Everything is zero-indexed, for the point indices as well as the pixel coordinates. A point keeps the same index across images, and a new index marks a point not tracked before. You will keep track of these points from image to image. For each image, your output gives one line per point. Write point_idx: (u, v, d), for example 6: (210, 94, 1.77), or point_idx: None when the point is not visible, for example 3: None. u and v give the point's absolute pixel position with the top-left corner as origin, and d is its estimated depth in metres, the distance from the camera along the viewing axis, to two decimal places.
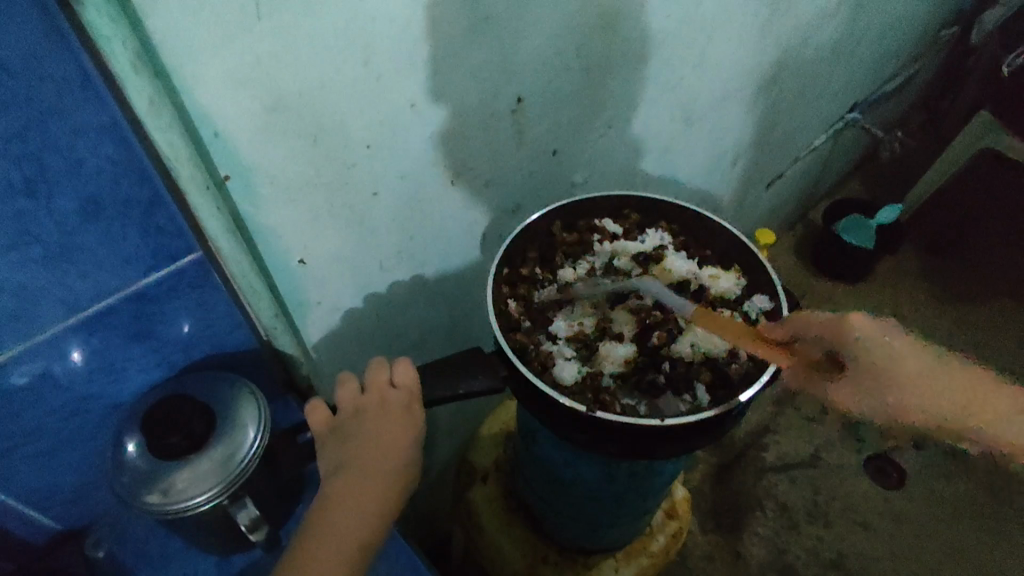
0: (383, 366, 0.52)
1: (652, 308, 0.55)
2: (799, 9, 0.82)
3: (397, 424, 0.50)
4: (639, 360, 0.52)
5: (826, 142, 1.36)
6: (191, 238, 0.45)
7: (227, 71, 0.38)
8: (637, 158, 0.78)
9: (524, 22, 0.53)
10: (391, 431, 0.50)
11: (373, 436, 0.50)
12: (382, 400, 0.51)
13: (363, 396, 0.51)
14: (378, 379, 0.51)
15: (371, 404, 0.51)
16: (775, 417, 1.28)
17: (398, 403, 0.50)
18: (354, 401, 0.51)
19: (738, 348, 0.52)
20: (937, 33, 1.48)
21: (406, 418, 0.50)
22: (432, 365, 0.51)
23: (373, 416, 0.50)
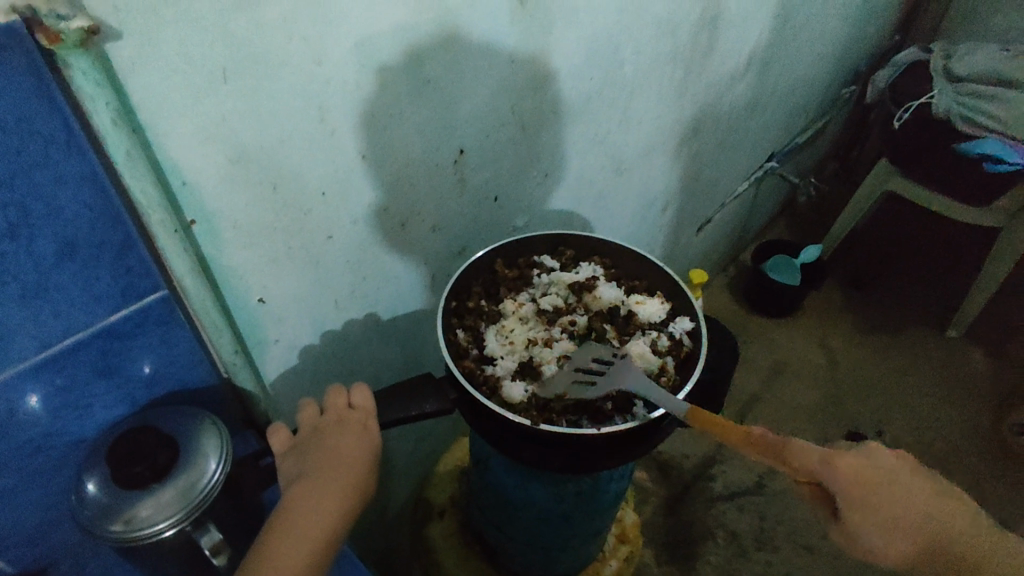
0: (341, 391, 0.54)
1: (586, 332, 0.59)
2: (702, 85, 1.03)
3: (355, 442, 0.51)
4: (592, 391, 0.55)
5: (749, 189, 1.58)
6: (157, 277, 0.47)
7: (194, 126, 0.42)
8: (573, 207, 0.92)
9: (460, 88, 0.60)
10: (351, 451, 0.50)
11: (332, 453, 0.50)
12: (340, 419, 0.52)
13: (322, 418, 0.53)
14: (336, 401, 0.53)
15: (329, 423, 0.52)
16: (720, 447, 1.41)
17: (355, 422, 0.52)
18: (313, 422, 0.53)
19: (667, 365, 0.56)
20: (840, 91, 1.69)
21: (364, 437, 0.51)
22: (387, 389, 0.54)
23: (332, 434, 0.51)
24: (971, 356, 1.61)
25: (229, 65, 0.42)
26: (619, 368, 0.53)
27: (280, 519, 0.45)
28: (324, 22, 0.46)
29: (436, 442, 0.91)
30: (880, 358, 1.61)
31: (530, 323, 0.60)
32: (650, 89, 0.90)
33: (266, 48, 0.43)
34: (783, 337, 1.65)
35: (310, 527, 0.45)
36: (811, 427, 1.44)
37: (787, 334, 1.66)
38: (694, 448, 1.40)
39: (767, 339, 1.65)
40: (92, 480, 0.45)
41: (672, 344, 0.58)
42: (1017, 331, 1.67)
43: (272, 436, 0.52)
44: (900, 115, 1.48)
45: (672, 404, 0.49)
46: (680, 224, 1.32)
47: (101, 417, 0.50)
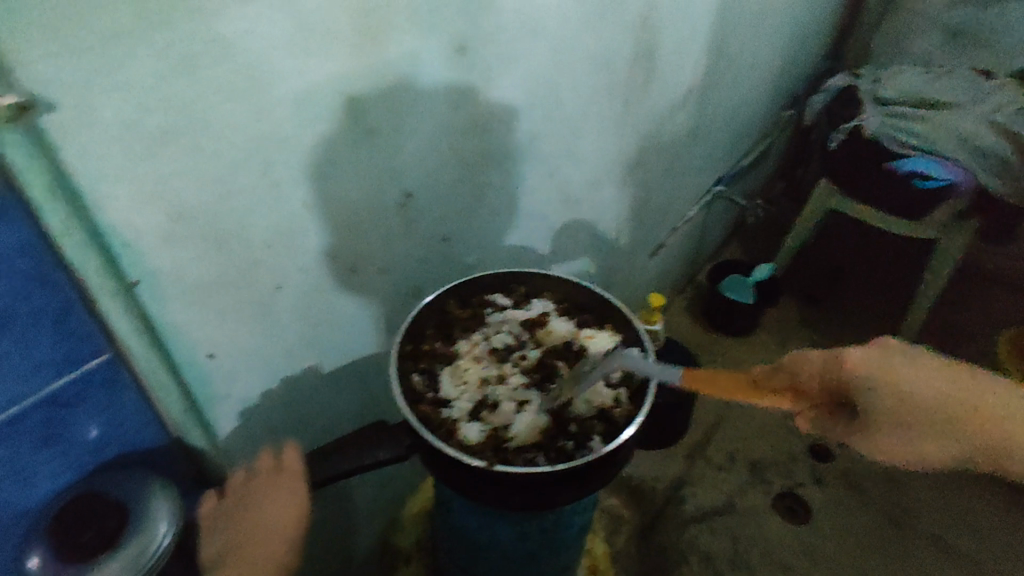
0: (268, 454, 0.56)
1: (541, 366, 0.60)
2: (644, 114, 1.07)
3: (283, 503, 0.53)
4: (549, 427, 0.55)
5: (699, 212, 1.63)
6: (100, 339, 0.46)
7: (132, 189, 0.43)
8: (525, 239, 0.93)
9: (402, 134, 0.62)
10: (279, 512, 0.52)
11: (258, 518, 0.52)
12: (271, 478, 0.54)
13: (253, 478, 0.55)
14: (265, 464, 0.55)
15: (260, 483, 0.54)
16: (689, 469, 1.42)
17: (287, 479, 0.54)
18: (242, 485, 0.55)
19: (620, 396, 0.57)
20: (777, 116, 1.78)
21: (296, 495, 0.53)
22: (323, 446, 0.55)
23: (261, 496, 0.53)
24: None
25: (166, 127, 0.43)
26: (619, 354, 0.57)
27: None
28: (261, 81, 0.47)
29: (402, 484, 0.90)
30: None
31: (485, 361, 0.60)
32: (592, 122, 0.93)
33: (202, 108, 0.44)
34: (742, 354, 1.69)
35: None
36: (774, 445, 1.49)
37: (746, 352, 1.70)
38: (663, 472, 1.42)
39: (728, 358, 1.68)
40: (34, 555, 0.44)
41: (625, 374, 0.59)
42: (963, 333, 1.73)
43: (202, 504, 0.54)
44: (836, 136, 1.57)
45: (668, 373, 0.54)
46: (634, 249, 1.36)
47: (46, 486, 0.48)
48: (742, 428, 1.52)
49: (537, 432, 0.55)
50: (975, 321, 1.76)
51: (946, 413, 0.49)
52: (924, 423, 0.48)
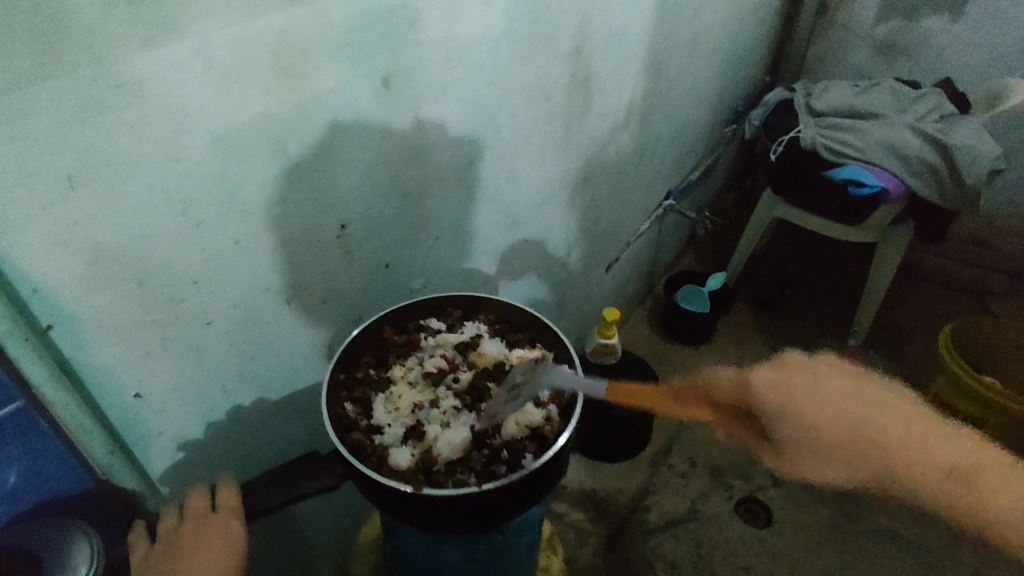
0: (203, 494, 0.53)
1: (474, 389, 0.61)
2: (588, 134, 1.10)
3: (211, 551, 0.49)
4: (481, 449, 0.56)
5: (652, 225, 1.67)
6: (11, 389, 0.47)
7: (42, 234, 0.43)
8: (472, 262, 0.95)
9: (334, 166, 0.63)
10: (207, 561, 0.49)
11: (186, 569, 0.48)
12: (199, 521, 0.51)
13: (182, 524, 0.52)
14: (196, 504, 0.52)
15: (188, 529, 0.51)
16: (652, 479, 1.44)
17: (218, 523, 0.51)
18: (170, 531, 0.52)
19: (550, 414, 0.59)
20: (722, 130, 1.84)
21: (225, 538, 0.50)
22: (258, 484, 0.55)
23: (188, 542, 0.50)
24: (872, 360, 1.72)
25: (76, 173, 0.43)
26: (542, 369, 0.59)
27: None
28: (177, 123, 0.48)
29: (357, 513, 0.90)
30: None
31: (419, 385, 0.61)
32: (533, 146, 0.96)
33: (114, 152, 0.45)
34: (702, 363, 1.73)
35: None
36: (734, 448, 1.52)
37: (705, 360, 1.74)
38: (627, 483, 1.43)
39: (687, 366, 1.72)
40: None
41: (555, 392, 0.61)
42: (908, 332, 1.80)
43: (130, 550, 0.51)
44: (776, 148, 1.63)
45: (592, 385, 0.57)
46: (588, 264, 1.38)
47: None
48: (703, 434, 1.55)
49: (468, 453, 0.56)
50: (920, 320, 1.82)
51: (832, 421, 0.53)
52: (820, 439, 0.52)
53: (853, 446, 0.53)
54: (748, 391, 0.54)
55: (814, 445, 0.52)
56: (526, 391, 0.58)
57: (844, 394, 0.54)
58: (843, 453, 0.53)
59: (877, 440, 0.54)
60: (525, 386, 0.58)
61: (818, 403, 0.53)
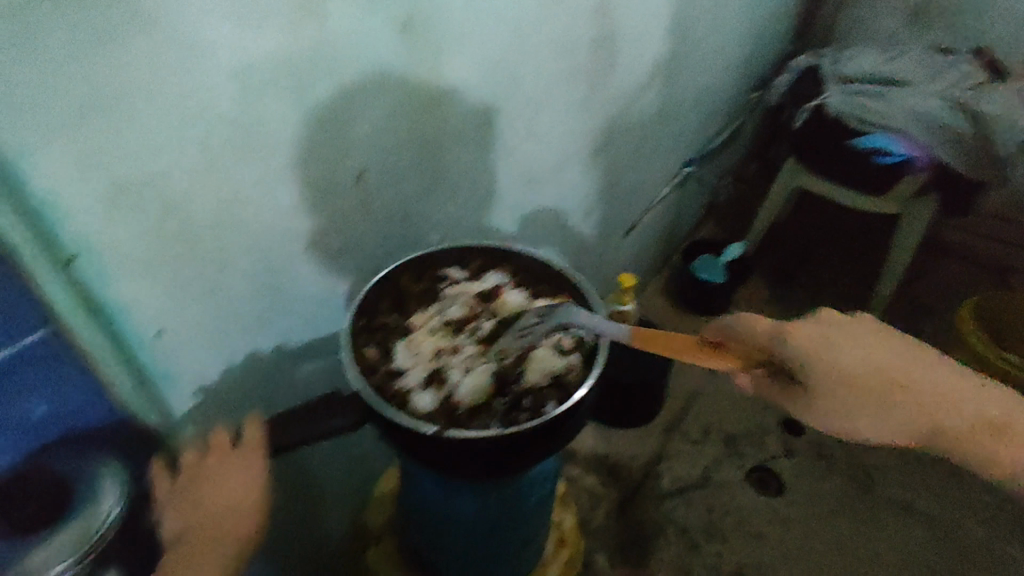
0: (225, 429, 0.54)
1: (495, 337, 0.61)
2: (611, 91, 1.08)
3: (235, 482, 0.52)
4: (503, 396, 0.56)
5: (671, 193, 1.65)
6: (35, 313, 0.47)
7: (66, 161, 0.42)
8: (491, 219, 0.94)
9: (353, 108, 0.61)
10: (228, 492, 0.51)
11: (210, 498, 0.52)
12: (221, 458, 0.53)
13: (206, 459, 0.53)
14: (220, 443, 0.53)
15: (210, 465, 0.52)
16: (664, 445, 1.44)
17: (240, 461, 0.52)
18: (194, 463, 0.53)
19: (572, 363, 0.58)
20: (745, 97, 1.80)
21: (248, 475, 0.52)
22: (282, 419, 0.55)
23: (214, 479, 0.52)
24: None
25: (95, 100, 0.42)
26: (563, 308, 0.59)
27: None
28: (199, 53, 0.46)
29: (372, 465, 0.90)
30: None
31: (439, 332, 0.61)
32: (555, 100, 0.93)
33: (133, 80, 0.44)
34: None
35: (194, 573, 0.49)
36: (747, 418, 1.51)
37: None
38: (640, 449, 1.44)
39: None
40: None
41: (577, 342, 0.60)
42: (927, 307, 1.77)
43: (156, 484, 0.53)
44: (801, 114, 1.58)
45: (612, 328, 0.57)
46: (605, 229, 1.37)
47: None
48: (716, 403, 1.54)
49: (490, 401, 0.56)
50: (941, 294, 1.79)
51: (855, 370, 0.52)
52: (847, 386, 0.51)
53: (881, 398, 0.52)
54: (778, 340, 0.53)
55: (841, 392, 0.51)
56: (543, 328, 0.59)
57: (871, 346, 0.54)
58: (871, 400, 0.52)
59: (905, 393, 0.53)
60: (545, 322, 0.59)
61: (844, 354, 0.52)
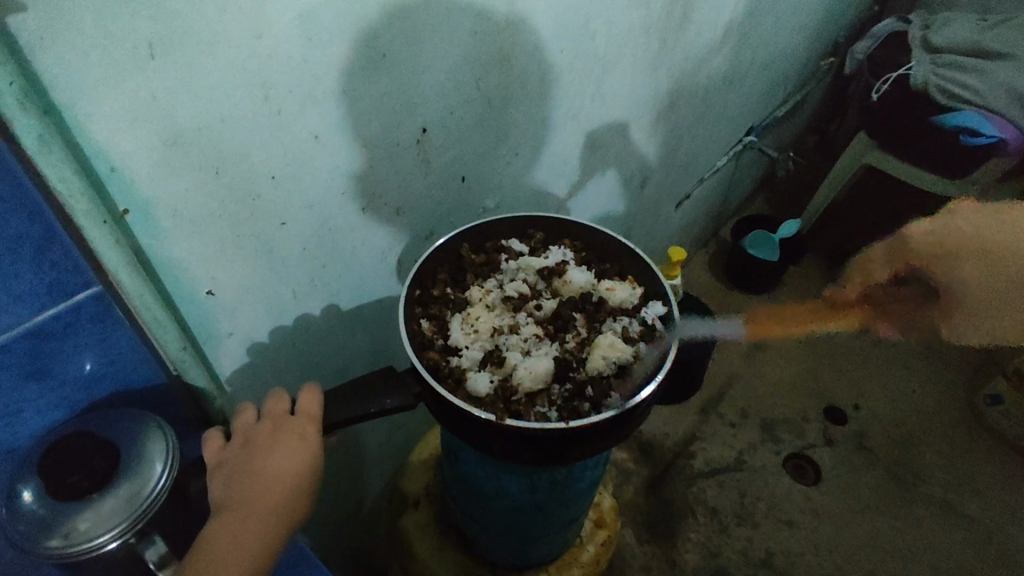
0: (282, 397, 0.50)
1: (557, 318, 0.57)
2: (683, 50, 1.00)
3: (291, 451, 0.46)
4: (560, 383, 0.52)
5: (728, 163, 1.56)
6: (89, 273, 0.43)
7: (122, 107, 0.38)
8: (548, 185, 0.89)
9: (418, 58, 0.56)
10: (283, 463, 0.46)
11: (262, 469, 0.45)
12: (275, 426, 0.48)
13: (258, 425, 0.49)
14: (275, 407, 0.49)
15: (262, 431, 0.48)
16: (699, 425, 1.41)
17: (296, 429, 0.47)
18: (248, 428, 0.49)
19: (639, 351, 0.54)
20: (818, 63, 1.68)
21: (304, 446, 0.47)
22: (336, 390, 0.51)
23: (266, 445, 0.46)
24: None
25: (155, 40, 0.38)
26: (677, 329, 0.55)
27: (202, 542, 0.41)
28: None
29: (409, 431, 0.89)
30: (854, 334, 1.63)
31: (498, 309, 0.57)
32: (623, 60, 0.86)
33: (196, 19, 0.39)
34: (763, 313, 1.66)
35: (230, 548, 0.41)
36: (788, 403, 1.47)
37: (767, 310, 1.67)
38: (674, 427, 1.41)
39: (747, 315, 1.65)
40: (28, 489, 0.41)
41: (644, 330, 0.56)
42: None
43: (206, 445, 0.48)
44: (878, 87, 1.46)
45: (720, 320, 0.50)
46: (659, 199, 1.30)
47: (35, 423, 0.46)
48: (757, 386, 1.50)
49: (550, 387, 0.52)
50: None
51: None
52: None
53: None
54: None
55: None
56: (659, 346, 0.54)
57: None
58: None
59: None
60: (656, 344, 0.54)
61: None
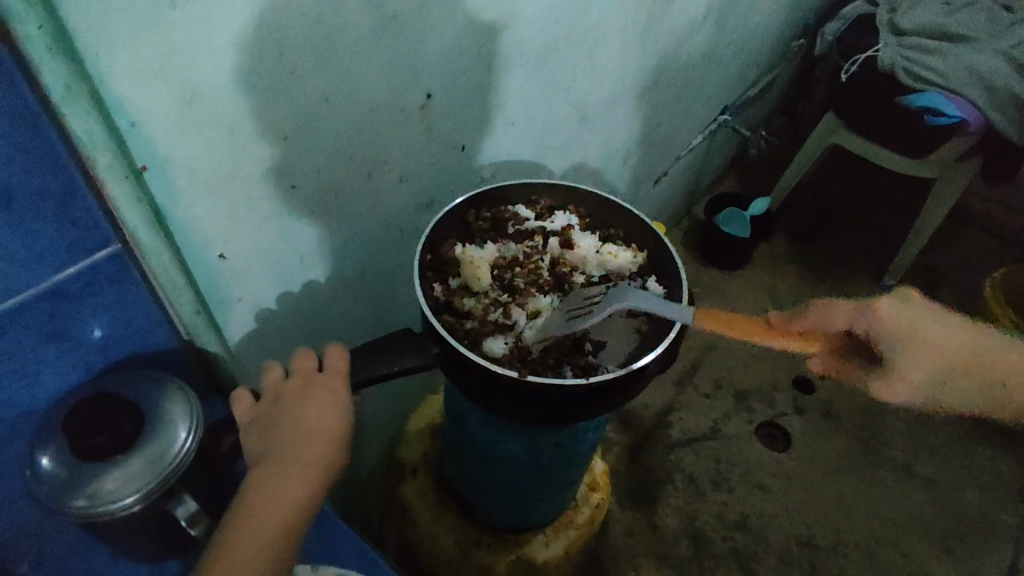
0: (309, 354, 0.50)
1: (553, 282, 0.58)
2: (669, 26, 1.01)
3: (317, 408, 0.46)
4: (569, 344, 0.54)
5: (703, 142, 1.59)
6: (107, 229, 0.42)
7: (143, 59, 0.37)
8: (540, 156, 0.90)
9: (425, 22, 0.56)
10: (318, 416, 0.46)
11: (294, 422, 0.46)
12: (301, 384, 0.48)
13: (285, 383, 0.49)
14: (299, 366, 0.50)
15: (289, 389, 0.48)
16: (677, 396, 1.46)
17: (322, 385, 0.48)
18: (274, 388, 0.49)
19: (633, 312, 0.56)
20: (788, 44, 1.72)
21: (331, 401, 0.47)
22: (360, 349, 0.51)
23: (295, 402, 0.47)
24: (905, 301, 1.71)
25: None
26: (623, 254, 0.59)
27: (242, 501, 0.42)
28: None
29: (405, 401, 0.90)
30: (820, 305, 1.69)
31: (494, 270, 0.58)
32: (614, 33, 0.87)
33: None
34: (735, 288, 1.71)
35: (271, 497, 0.42)
36: (759, 373, 1.53)
37: (739, 286, 1.72)
38: (653, 398, 1.45)
39: (720, 290, 1.70)
40: (46, 454, 0.41)
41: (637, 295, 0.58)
42: (941, 276, 1.78)
43: (234, 406, 0.48)
44: (848, 68, 1.50)
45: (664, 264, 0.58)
46: (639, 175, 1.32)
47: (52, 386, 0.46)
48: (731, 357, 1.55)
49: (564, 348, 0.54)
50: (956, 263, 1.81)
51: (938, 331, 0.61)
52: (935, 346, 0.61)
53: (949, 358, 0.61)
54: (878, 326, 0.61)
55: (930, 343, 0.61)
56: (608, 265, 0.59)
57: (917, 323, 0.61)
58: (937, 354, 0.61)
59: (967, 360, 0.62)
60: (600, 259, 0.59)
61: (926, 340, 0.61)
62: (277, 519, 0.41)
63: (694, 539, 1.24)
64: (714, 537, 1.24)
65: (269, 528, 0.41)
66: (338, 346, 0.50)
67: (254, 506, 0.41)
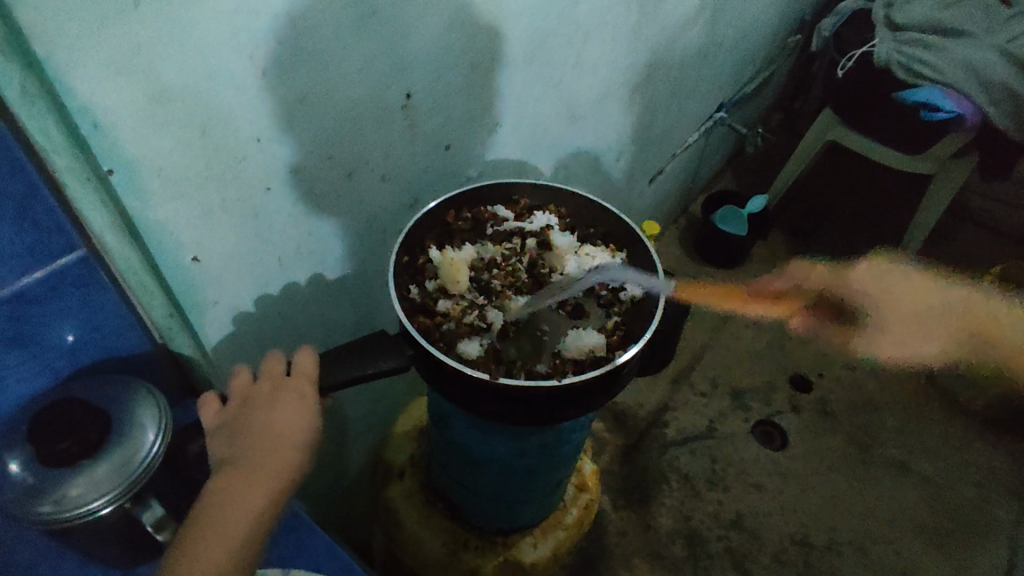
0: (279, 357, 0.50)
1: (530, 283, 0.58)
2: (661, 22, 1.00)
3: (286, 411, 0.46)
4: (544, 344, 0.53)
5: (700, 139, 1.58)
6: (72, 233, 0.42)
7: (106, 59, 0.37)
8: (528, 155, 0.90)
9: (404, 20, 0.55)
10: (286, 418, 0.46)
11: (264, 426, 0.45)
12: (272, 388, 0.48)
13: (256, 386, 0.49)
14: (270, 369, 0.49)
15: (259, 392, 0.48)
16: (673, 394, 1.45)
17: (292, 388, 0.47)
18: (244, 391, 0.48)
19: (610, 313, 0.56)
20: (785, 41, 1.71)
21: (301, 404, 0.47)
22: (333, 352, 0.51)
23: (266, 405, 0.47)
24: (903, 297, 1.70)
25: None
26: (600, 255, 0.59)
27: (206, 505, 0.41)
28: None
29: (393, 402, 0.90)
30: (818, 303, 1.68)
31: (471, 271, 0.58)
32: (603, 30, 0.86)
33: None
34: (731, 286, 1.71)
35: (236, 500, 0.41)
36: (757, 371, 1.51)
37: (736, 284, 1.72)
38: (648, 397, 1.44)
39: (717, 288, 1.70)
40: (13, 459, 0.40)
41: (615, 297, 0.57)
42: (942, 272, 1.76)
43: (201, 410, 0.48)
44: (844, 63, 1.47)
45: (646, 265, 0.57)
46: (633, 173, 1.31)
47: (19, 390, 0.46)
48: (727, 356, 1.54)
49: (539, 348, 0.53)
50: (956, 260, 1.80)
51: None
52: None
53: None
54: None
55: None
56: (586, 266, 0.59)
57: None
58: None
59: None
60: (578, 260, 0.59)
61: None
62: (242, 521, 0.41)
63: (689, 538, 1.23)
64: (709, 537, 1.23)
65: (234, 531, 0.40)
66: (305, 350, 0.50)
67: (219, 511, 0.41)
